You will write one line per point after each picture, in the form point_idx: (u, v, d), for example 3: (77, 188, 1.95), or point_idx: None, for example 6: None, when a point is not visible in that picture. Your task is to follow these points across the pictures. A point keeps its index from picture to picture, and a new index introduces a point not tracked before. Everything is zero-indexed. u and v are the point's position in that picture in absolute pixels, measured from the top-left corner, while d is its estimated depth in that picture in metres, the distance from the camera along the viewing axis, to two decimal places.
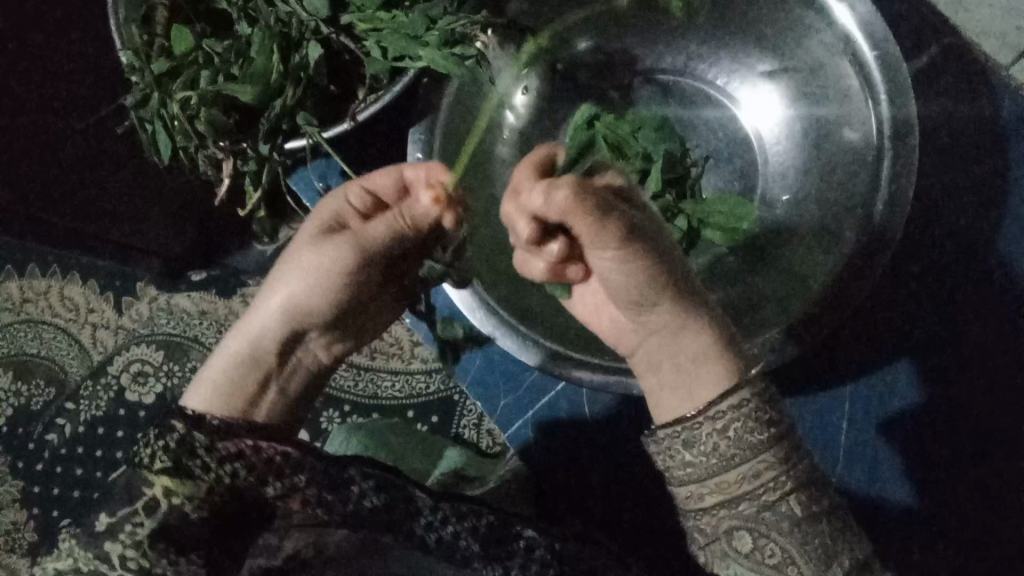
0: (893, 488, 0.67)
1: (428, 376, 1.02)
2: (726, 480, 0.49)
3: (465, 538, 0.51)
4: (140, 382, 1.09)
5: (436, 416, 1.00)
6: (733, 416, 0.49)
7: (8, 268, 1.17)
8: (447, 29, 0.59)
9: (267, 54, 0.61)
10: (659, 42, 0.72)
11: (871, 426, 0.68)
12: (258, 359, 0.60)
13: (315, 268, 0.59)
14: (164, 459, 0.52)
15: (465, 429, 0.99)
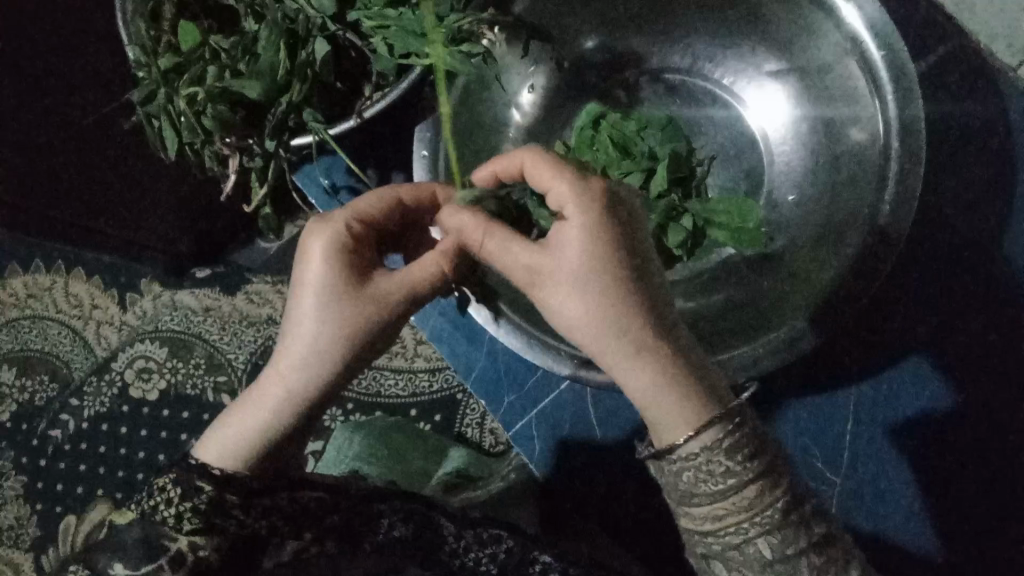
0: (896, 495, 0.67)
1: (432, 375, 1.02)
2: (695, 512, 0.47)
3: (485, 563, 0.55)
4: (144, 379, 1.10)
5: (439, 414, 1.01)
6: (687, 464, 0.47)
7: (14, 264, 1.17)
8: (455, 27, 0.60)
9: (273, 51, 0.61)
10: (666, 42, 0.71)
11: (873, 431, 0.68)
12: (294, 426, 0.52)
13: (365, 313, 0.51)
14: (195, 520, 0.47)
15: (468, 428, 1.00)
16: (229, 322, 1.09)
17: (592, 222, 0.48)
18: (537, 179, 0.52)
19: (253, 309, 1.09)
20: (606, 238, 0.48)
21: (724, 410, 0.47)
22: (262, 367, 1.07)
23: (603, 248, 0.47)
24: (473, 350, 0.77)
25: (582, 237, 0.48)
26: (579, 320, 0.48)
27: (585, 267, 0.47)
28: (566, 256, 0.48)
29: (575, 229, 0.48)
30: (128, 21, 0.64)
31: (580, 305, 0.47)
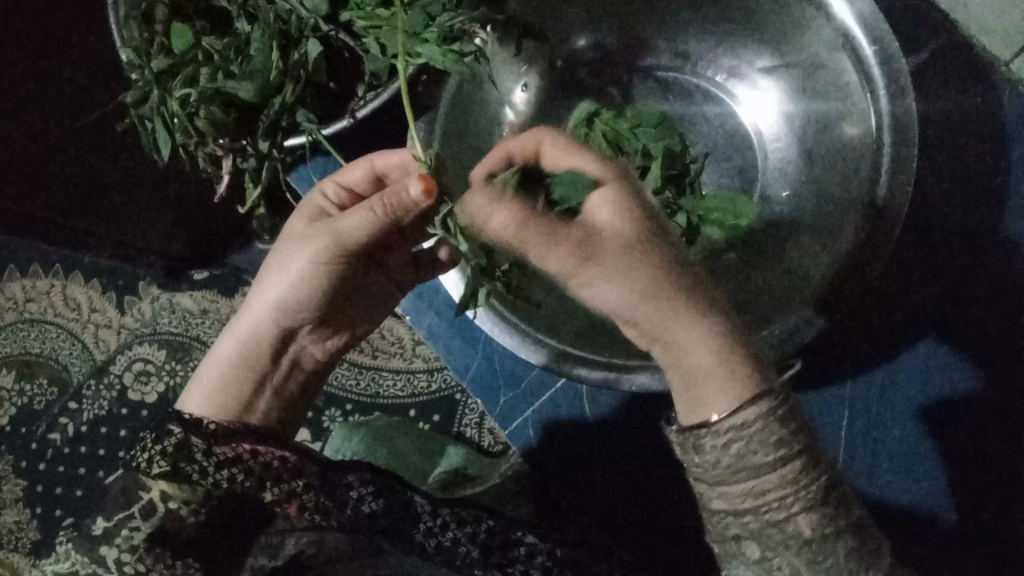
0: (898, 481, 0.68)
1: (430, 376, 1.03)
2: (733, 490, 0.47)
3: (465, 544, 0.52)
4: (143, 381, 1.11)
5: (439, 414, 1.01)
6: (736, 434, 0.46)
7: (10, 269, 1.17)
8: (447, 26, 0.60)
9: (266, 52, 0.61)
10: (658, 39, 0.71)
11: (873, 422, 0.68)
12: (255, 365, 0.62)
13: (294, 259, 0.59)
14: (163, 463, 0.51)
15: (466, 428, 1.01)
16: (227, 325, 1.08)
17: (618, 183, 0.49)
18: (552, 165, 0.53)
19: None
20: (632, 199, 0.49)
21: (764, 387, 0.47)
22: None
23: (632, 206, 0.48)
24: (469, 349, 0.76)
25: (611, 201, 0.49)
26: (630, 290, 0.47)
27: (627, 227, 0.48)
28: (603, 219, 0.48)
29: (603, 192, 0.49)
30: (121, 24, 0.64)
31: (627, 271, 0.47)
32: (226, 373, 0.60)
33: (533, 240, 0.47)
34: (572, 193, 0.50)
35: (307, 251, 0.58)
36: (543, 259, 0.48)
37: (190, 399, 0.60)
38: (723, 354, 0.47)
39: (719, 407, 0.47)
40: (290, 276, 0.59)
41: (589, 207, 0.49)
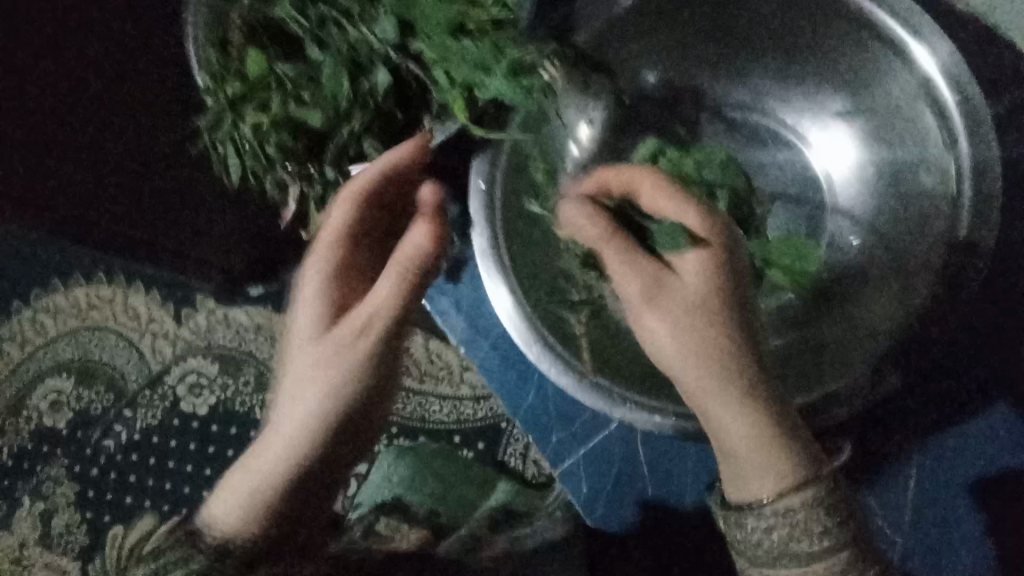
0: (958, 554, 0.65)
1: (476, 403, 1.04)
2: (777, 574, 0.49)
3: None
4: (196, 394, 1.15)
5: (482, 442, 1.03)
6: (779, 520, 0.48)
7: (77, 275, 1.21)
8: (516, 60, 0.61)
9: (339, 81, 0.63)
10: (730, 78, 0.69)
11: (938, 490, 0.66)
12: (304, 477, 0.55)
13: (331, 355, 0.56)
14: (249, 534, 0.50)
15: (511, 458, 1.01)
16: (279, 341, 1.12)
17: (715, 252, 0.52)
18: (648, 199, 0.55)
19: None
20: (727, 270, 0.52)
21: (813, 476, 0.49)
22: None
23: (722, 279, 0.51)
24: (523, 384, 0.74)
25: (704, 266, 0.52)
26: (689, 342, 0.50)
27: (709, 296, 0.51)
28: (689, 281, 0.52)
29: (699, 256, 0.52)
30: (197, 47, 0.64)
31: (691, 328, 0.50)
32: (265, 486, 0.54)
33: (608, 258, 0.53)
34: (667, 240, 0.54)
35: (337, 340, 0.57)
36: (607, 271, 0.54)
37: (223, 519, 0.54)
38: (778, 441, 0.49)
39: (764, 490, 0.49)
40: (336, 371, 0.56)
41: (683, 260, 0.52)
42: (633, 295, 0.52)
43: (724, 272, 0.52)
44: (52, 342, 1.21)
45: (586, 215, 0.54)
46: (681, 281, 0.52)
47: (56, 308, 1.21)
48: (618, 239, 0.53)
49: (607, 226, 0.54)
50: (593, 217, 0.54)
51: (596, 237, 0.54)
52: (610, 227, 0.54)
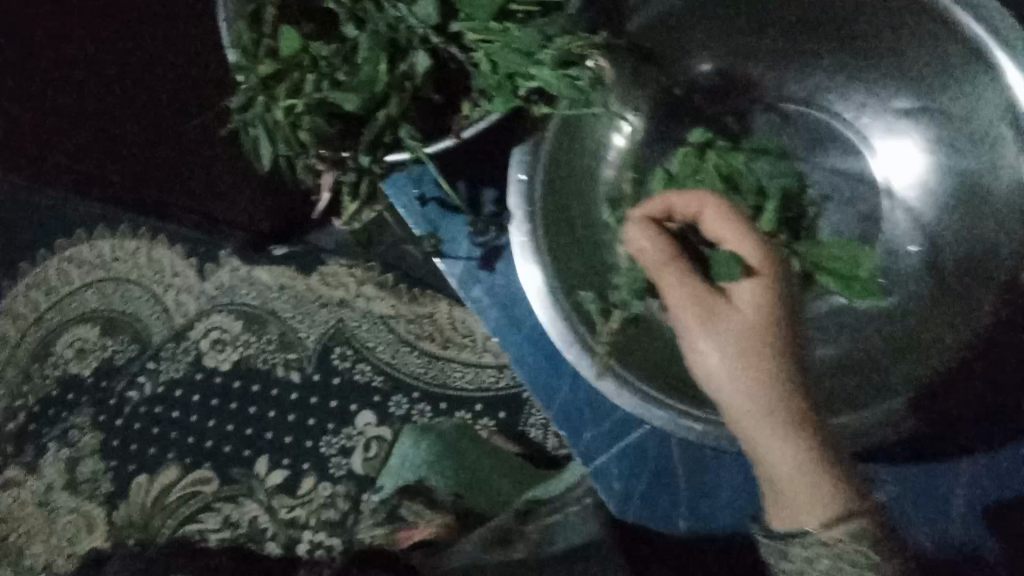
0: (981, 565, 0.67)
1: (498, 373, 1.10)
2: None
3: None
4: (218, 350, 1.16)
5: (503, 413, 1.09)
6: (825, 551, 0.51)
7: (102, 227, 1.22)
8: (565, 48, 0.57)
9: (374, 63, 0.59)
10: (787, 70, 0.69)
11: (963, 505, 0.67)
12: None
13: None
14: None
15: (532, 427, 1.07)
16: (303, 301, 1.15)
17: (768, 282, 0.54)
18: (709, 226, 0.55)
19: (327, 290, 1.15)
20: (778, 302, 0.53)
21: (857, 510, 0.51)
22: (331, 348, 1.14)
23: (774, 311, 0.53)
24: (557, 379, 0.74)
25: (758, 297, 0.53)
26: (748, 378, 0.51)
27: (760, 327, 0.52)
28: (740, 309, 0.53)
29: (754, 286, 0.53)
30: (230, 24, 0.63)
31: (750, 365, 0.51)
32: None
33: (668, 285, 0.54)
34: (727, 270, 0.54)
35: None
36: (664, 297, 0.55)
37: None
38: (827, 475, 0.51)
39: (814, 524, 0.51)
40: None
41: (741, 289, 0.53)
42: (690, 323, 0.53)
43: (784, 303, 0.53)
44: (78, 293, 1.23)
45: (650, 239, 0.55)
46: (741, 311, 0.52)
47: (81, 260, 1.23)
48: (680, 266, 0.54)
49: (671, 252, 0.54)
50: (658, 241, 0.55)
51: (659, 262, 0.54)
52: (675, 253, 0.54)
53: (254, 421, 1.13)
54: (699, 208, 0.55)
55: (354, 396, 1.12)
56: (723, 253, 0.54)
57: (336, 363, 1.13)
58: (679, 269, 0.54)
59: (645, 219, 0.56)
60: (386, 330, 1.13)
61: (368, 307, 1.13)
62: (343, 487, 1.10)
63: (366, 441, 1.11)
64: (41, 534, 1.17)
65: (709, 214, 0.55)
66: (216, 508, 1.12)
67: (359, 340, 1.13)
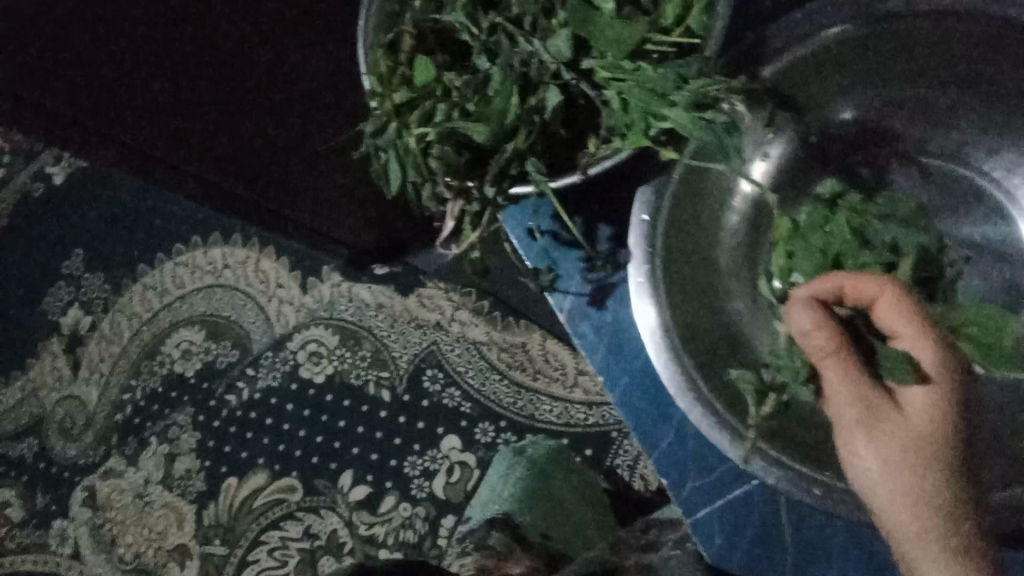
0: None
1: (587, 409, 1.10)
2: None
3: None
4: (315, 362, 1.19)
5: (590, 448, 1.10)
6: None
7: (216, 235, 1.27)
8: (700, 90, 0.57)
9: (506, 96, 0.59)
10: (933, 123, 0.68)
11: None
12: None
13: None
14: None
15: (618, 465, 1.09)
16: (399, 321, 1.18)
17: (942, 393, 0.59)
18: (882, 313, 0.60)
19: (423, 313, 1.17)
20: (949, 412, 0.59)
21: None
22: (423, 370, 1.16)
23: (945, 419, 0.59)
24: (662, 423, 0.74)
25: (929, 404, 0.59)
26: (900, 470, 0.59)
27: (927, 432, 0.59)
28: (910, 416, 0.59)
29: (925, 390, 0.59)
30: (368, 50, 0.65)
31: (906, 461, 0.58)
32: None
33: (829, 371, 0.59)
34: (898, 369, 0.59)
35: None
36: (823, 379, 0.61)
37: None
38: None
39: None
40: None
41: (909, 391, 0.60)
42: (849, 413, 0.60)
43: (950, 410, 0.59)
44: (188, 295, 1.27)
45: (813, 323, 0.59)
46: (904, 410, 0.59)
47: (194, 264, 1.27)
48: (845, 355, 0.59)
49: (836, 342, 0.59)
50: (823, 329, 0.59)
51: (822, 345, 0.59)
52: (840, 338, 0.59)
53: (343, 435, 1.17)
54: (876, 296, 0.59)
55: (441, 419, 1.14)
56: (895, 351, 0.60)
57: (426, 385, 1.16)
58: (844, 358, 0.59)
59: (812, 299, 0.60)
60: (478, 356, 1.15)
61: (463, 332, 1.16)
62: (422, 509, 1.13)
63: (449, 464, 1.13)
64: (135, 524, 1.23)
65: (884, 311, 0.60)
66: (298, 517, 1.16)
67: (451, 364, 1.15)
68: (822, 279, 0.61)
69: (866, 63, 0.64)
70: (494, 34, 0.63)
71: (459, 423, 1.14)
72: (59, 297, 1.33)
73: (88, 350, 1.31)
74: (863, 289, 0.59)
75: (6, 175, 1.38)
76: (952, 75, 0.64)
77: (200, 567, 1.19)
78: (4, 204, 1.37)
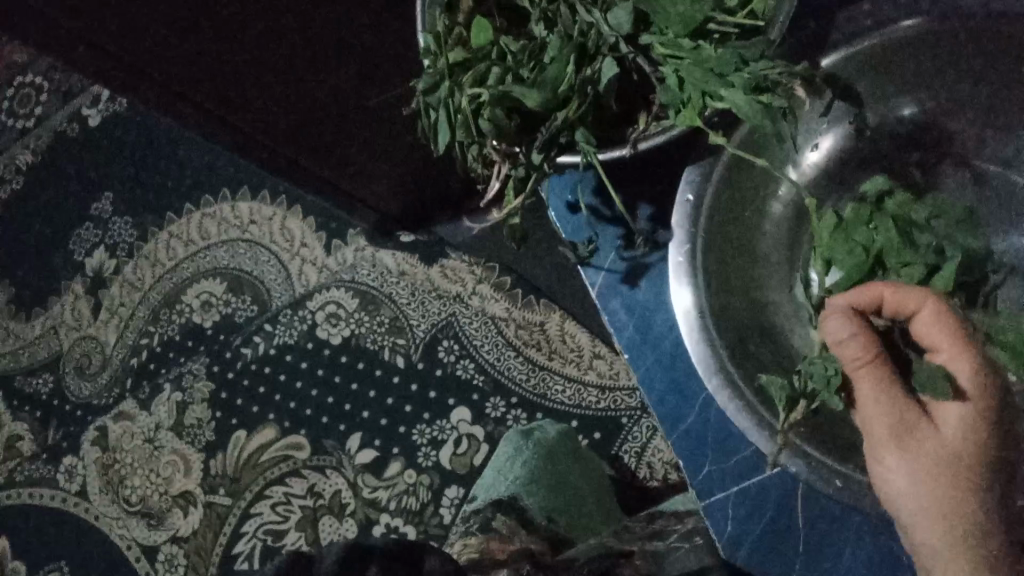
0: None
1: (600, 393, 1.11)
2: None
3: None
4: (333, 323, 1.20)
5: (599, 432, 1.10)
6: None
7: (245, 190, 1.27)
8: (760, 73, 0.57)
9: (562, 64, 0.59)
10: (987, 129, 0.67)
11: None
12: None
13: None
14: None
15: (624, 454, 1.09)
16: (420, 290, 1.18)
17: (974, 410, 0.61)
18: (920, 325, 0.60)
19: (445, 284, 1.17)
20: (981, 428, 0.61)
21: None
22: (439, 341, 1.16)
23: (975, 434, 0.61)
24: (685, 405, 0.74)
25: (961, 420, 0.61)
26: (928, 482, 0.61)
27: (957, 447, 0.61)
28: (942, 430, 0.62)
29: (959, 408, 0.61)
30: (424, 8, 0.64)
31: (932, 474, 0.61)
32: None
33: (862, 381, 0.61)
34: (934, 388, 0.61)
35: None
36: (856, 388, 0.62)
37: None
38: None
39: None
40: None
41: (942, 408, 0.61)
42: (881, 423, 0.61)
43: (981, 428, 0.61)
44: (211, 247, 1.27)
45: (850, 333, 0.60)
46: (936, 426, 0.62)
47: (220, 217, 1.28)
48: (879, 367, 0.60)
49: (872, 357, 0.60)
50: (859, 340, 0.60)
51: (857, 355, 0.60)
52: (875, 350, 0.60)
53: (354, 398, 1.18)
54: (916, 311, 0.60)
55: (453, 391, 1.15)
56: (930, 365, 0.61)
57: (441, 356, 1.16)
58: (878, 370, 0.60)
59: (851, 310, 0.60)
60: (496, 331, 1.15)
61: (482, 307, 1.16)
62: (427, 478, 1.14)
63: (458, 436, 1.14)
64: (142, 468, 1.24)
65: (922, 328, 0.60)
66: (303, 475, 1.17)
67: (468, 338, 1.16)
68: (864, 290, 0.60)
69: (922, 64, 0.64)
70: (554, 3, 0.63)
71: (471, 396, 1.14)
72: (85, 239, 1.34)
73: (110, 292, 1.32)
74: (903, 303, 0.60)
75: (42, 113, 1.39)
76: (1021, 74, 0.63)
77: (203, 516, 1.20)
78: (37, 142, 1.38)
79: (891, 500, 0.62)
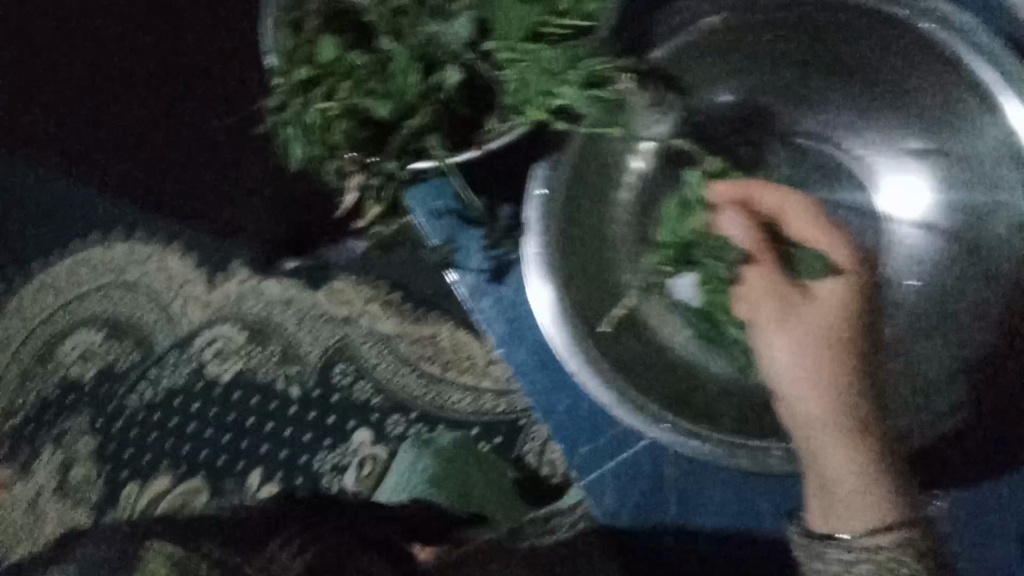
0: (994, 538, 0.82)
1: (497, 397, 0.99)
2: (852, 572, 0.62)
3: None
4: (219, 361, 1.06)
5: (499, 437, 0.99)
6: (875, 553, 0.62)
7: (100, 233, 1.11)
8: (591, 70, 0.61)
9: (406, 74, 0.62)
10: (801, 108, 0.77)
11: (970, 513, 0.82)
12: None
13: None
14: None
15: (528, 454, 0.98)
16: (306, 314, 1.05)
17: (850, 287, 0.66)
18: (790, 216, 0.68)
19: (334, 307, 1.04)
20: (858, 302, 0.66)
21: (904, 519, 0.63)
22: (333, 364, 1.04)
23: (854, 309, 0.66)
24: (559, 400, 0.94)
25: (840, 296, 0.66)
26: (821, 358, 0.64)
27: (840, 321, 0.65)
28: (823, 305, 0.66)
29: (838, 284, 0.66)
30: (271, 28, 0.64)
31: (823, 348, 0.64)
32: None
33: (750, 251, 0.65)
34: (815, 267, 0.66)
35: None
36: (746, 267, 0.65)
37: None
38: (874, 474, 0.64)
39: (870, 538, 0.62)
40: None
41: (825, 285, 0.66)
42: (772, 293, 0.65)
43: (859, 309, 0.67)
44: (76, 297, 1.11)
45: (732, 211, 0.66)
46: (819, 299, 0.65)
47: None
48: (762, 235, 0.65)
49: (753, 232, 0.65)
50: (737, 215, 0.66)
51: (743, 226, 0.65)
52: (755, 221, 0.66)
53: (248, 434, 1.05)
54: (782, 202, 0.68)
55: (352, 413, 1.04)
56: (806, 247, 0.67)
57: (337, 379, 1.04)
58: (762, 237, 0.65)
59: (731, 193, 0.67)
60: (389, 349, 1.03)
61: (372, 325, 1.04)
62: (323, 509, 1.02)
63: (359, 460, 1.04)
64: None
65: (788, 210, 0.67)
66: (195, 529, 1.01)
67: (362, 358, 1.04)
68: (744, 184, 0.68)
69: (736, 53, 0.72)
70: (399, 16, 0.64)
71: (370, 415, 1.04)
72: None
73: None
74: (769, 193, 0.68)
75: None
76: (830, 51, 0.71)
77: None
78: None
79: (784, 376, 0.65)
